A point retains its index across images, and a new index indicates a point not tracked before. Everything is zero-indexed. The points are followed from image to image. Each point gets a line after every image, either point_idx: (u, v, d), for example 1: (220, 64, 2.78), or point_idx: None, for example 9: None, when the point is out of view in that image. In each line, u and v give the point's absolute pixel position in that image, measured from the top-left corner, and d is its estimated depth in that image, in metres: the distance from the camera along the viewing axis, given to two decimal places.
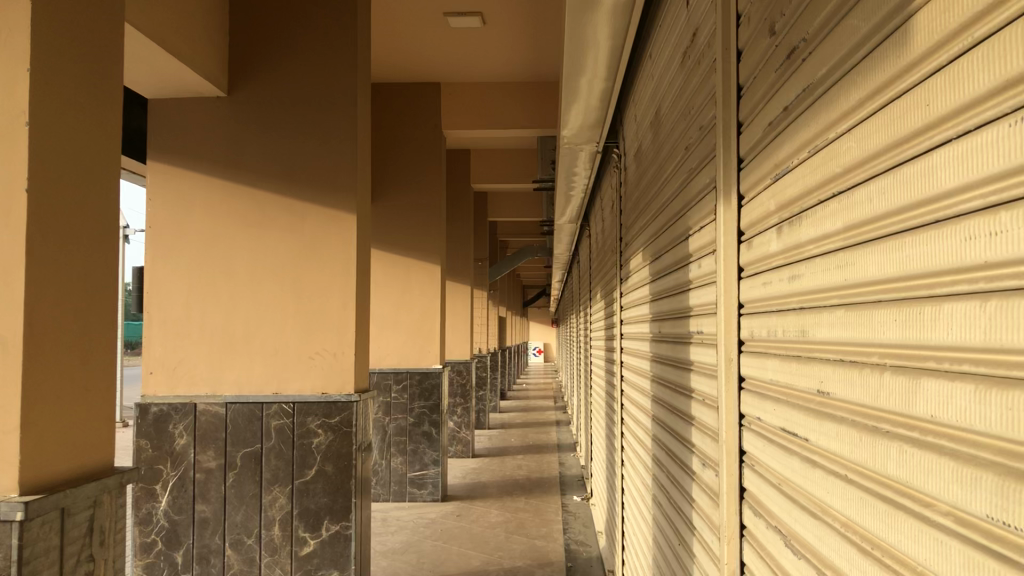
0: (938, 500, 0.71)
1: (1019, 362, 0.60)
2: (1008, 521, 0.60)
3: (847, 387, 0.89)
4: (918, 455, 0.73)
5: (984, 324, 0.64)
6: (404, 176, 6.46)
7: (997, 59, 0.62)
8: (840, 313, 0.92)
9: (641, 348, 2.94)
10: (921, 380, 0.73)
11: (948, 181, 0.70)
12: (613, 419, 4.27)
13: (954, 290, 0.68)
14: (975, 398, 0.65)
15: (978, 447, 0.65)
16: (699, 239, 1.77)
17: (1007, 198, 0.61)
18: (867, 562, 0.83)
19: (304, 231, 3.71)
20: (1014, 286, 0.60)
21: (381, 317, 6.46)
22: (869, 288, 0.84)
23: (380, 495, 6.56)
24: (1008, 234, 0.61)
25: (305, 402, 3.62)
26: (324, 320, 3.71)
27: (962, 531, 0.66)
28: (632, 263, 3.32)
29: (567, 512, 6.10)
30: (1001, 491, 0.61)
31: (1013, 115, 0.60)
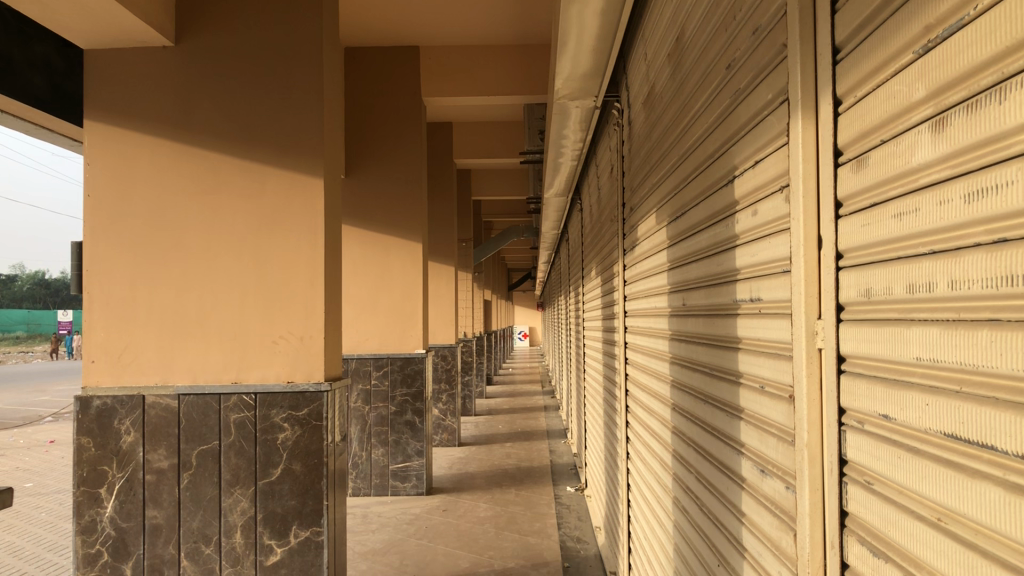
0: (951, 439, 0.74)
1: (1018, 305, 0.64)
2: (1017, 450, 0.64)
3: (958, 351, 0.73)
4: (973, 408, 0.70)
5: (986, 273, 0.68)
6: (382, 147, 6.04)
7: (1014, 18, 0.64)
8: (855, 275, 0.95)
9: (654, 324, 2.52)
10: (931, 329, 0.77)
11: (953, 143, 0.73)
12: (614, 408, 3.87)
13: (958, 244, 0.73)
14: (982, 340, 0.69)
15: (986, 387, 0.69)
16: (754, 179, 1.36)
17: (1011, 154, 0.65)
18: (887, 509, 0.86)
19: (265, 201, 3.27)
20: (1015, 234, 0.64)
21: (359, 299, 6.03)
22: (878, 248, 0.88)
23: (360, 489, 6.13)
24: (1014, 186, 0.64)
25: (268, 392, 3.20)
26: (290, 299, 3.27)
27: (981, 465, 0.70)
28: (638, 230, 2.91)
29: (561, 505, 5.70)
30: (1009, 425, 0.65)
31: (1019, 77, 0.64)
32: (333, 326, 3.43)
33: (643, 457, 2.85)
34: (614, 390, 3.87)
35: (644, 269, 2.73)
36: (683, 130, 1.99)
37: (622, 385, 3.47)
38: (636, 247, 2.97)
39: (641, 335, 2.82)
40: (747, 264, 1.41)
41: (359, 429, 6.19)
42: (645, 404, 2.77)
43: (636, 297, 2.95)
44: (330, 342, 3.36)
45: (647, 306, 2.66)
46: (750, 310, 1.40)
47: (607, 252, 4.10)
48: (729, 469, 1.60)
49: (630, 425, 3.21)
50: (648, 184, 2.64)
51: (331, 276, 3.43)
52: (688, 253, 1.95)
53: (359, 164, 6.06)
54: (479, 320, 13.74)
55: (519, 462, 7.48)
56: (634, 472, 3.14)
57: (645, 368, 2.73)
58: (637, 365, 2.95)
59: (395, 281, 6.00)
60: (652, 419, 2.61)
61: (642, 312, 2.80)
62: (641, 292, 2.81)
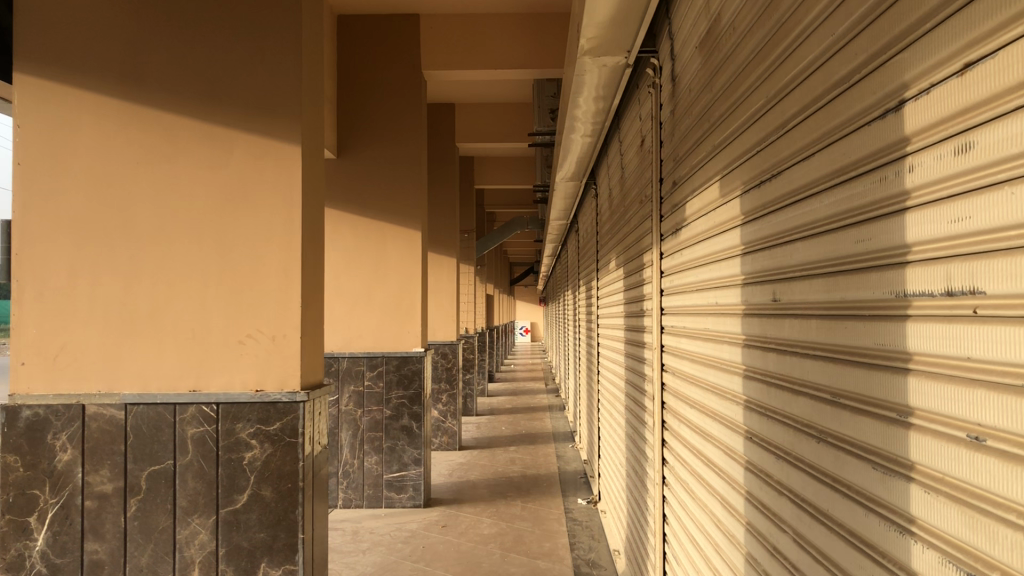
0: None
1: None
2: None
3: None
4: None
5: None
6: (378, 125, 5.53)
7: None
8: (979, 332, 0.82)
9: (711, 325, 1.98)
10: None
11: None
12: (641, 422, 3.34)
13: None
14: None
15: None
16: (965, 95, 0.84)
17: None
18: None
19: (231, 172, 2.74)
20: None
21: (352, 292, 5.52)
22: (1014, 302, 0.76)
23: (351, 501, 5.57)
24: None
25: (233, 402, 2.67)
26: (259, 291, 2.74)
27: None
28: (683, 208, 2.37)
29: (573, 521, 5.16)
30: None
31: None
32: (313, 323, 2.90)
33: (686, 490, 2.33)
34: (641, 402, 3.35)
35: (693, 257, 2.21)
36: (778, 57, 1.46)
37: (653, 397, 2.95)
38: (679, 231, 2.44)
39: (685, 340, 2.30)
40: (944, 234, 0.88)
41: (350, 434, 5.61)
42: (691, 425, 2.25)
43: (679, 293, 2.43)
44: (309, 342, 2.83)
45: (698, 304, 2.14)
46: (950, 309, 0.87)
47: (634, 243, 3.58)
48: (872, 544, 1.07)
49: (667, 446, 2.68)
50: (702, 147, 2.11)
51: (310, 264, 2.91)
52: (783, 229, 1.43)
53: (353, 145, 5.52)
54: (481, 314, 13.19)
55: (524, 469, 6.94)
56: (670, 504, 2.62)
57: (693, 382, 2.20)
58: (679, 375, 2.43)
59: (392, 274, 5.52)
60: (704, 447, 2.09)
61: (688, 311, 2.28)
62: (688, 286, 2.28)
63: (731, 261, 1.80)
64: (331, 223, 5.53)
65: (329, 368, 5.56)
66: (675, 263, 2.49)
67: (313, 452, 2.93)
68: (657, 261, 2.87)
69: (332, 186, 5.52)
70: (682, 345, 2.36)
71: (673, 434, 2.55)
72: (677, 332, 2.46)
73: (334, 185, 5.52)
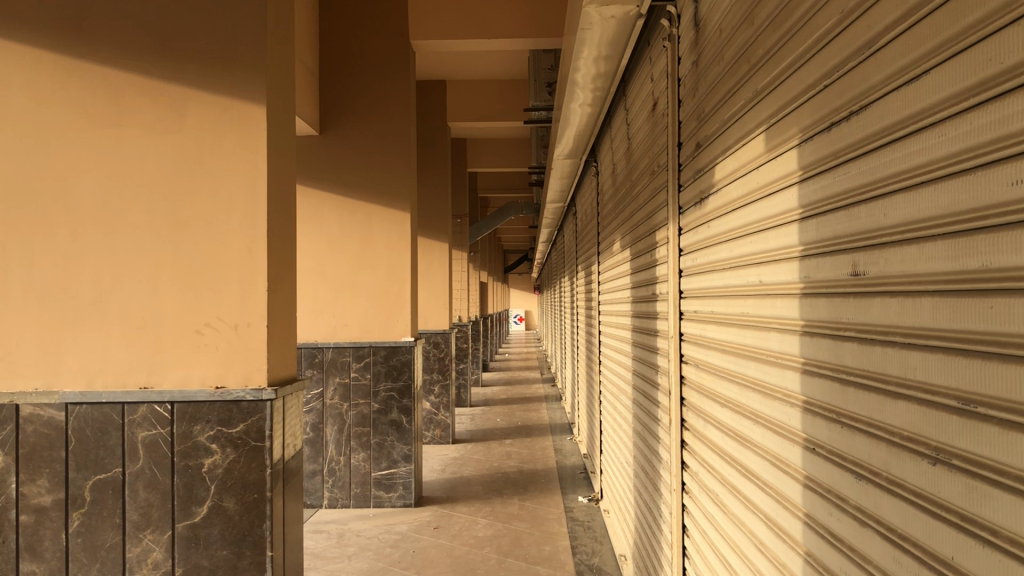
0: None
1: None
2: None
3: None
4: None
5: None
6: (364, 98, 5.19)
7: None
8: None
9: (746, 308, 1.67)
10: None
11: None
12: (653, 418, 3.00)
13: None
14: None
15: None
16: None
17: None
18: None
19: (191, 143, 2.47)
20: None
21: (337, 279, 5.20)
22: None
23: (338, 500, 5.22)
24: None
25: (190, 402, 2.36)
26: (219, 273, 2.46)
27: None
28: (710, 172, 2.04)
29: (574, 521, 4.84)
30: None
31: None
32: (284, 312, 2.61)
33: (715, 501, 2.00)
34: (652, 398, 3.03)
35: (722, 231, 1.89)
36: None
37: (668, 393, 2.63)
38: (703, 202, 2.12)
39: (714, 327, 1.97)
40: None
41: (336, 430, 5.22)
42: (723, 427, 1.92)
43: (704, 273, 2.10)
44: (278, 332, 2.53)
45: (730, 285, 1.82)
46: None
47: (642, 223, 3.25)
48: None
49: (688, 450, 2.36)
50: (734, 99, 1.80)
51: (280, 245, 2.60)
52: (864, 182, 1.13)
53: (336, 121, 5.20)
54: (475, 302, 12.83)
55: (521, 463, 6.60)
56: (693, 516, 2.29)
57: (725, 377, 1.88)
58: (705, 368, 2.10)
59: (379, 259, 5.20)
60: (741, 456, 1.76)
61: (716, 294, 1.95)
62: (716, 264, 1.96)
63: (782, 230, 1.47)
64: (314, 205, 5.20)
65: (314, 359, 5.17)
66: (698, 239, 2.17)
67: (284, 456, 2.59)
68: (673, 237, 2.54)
69: (315, 166, 5.20)
70: (710, 334, 2.03)
71: (696, 437, 2.23)
72: (702, 318, 2.14)
73: (317, 164, 5.20)
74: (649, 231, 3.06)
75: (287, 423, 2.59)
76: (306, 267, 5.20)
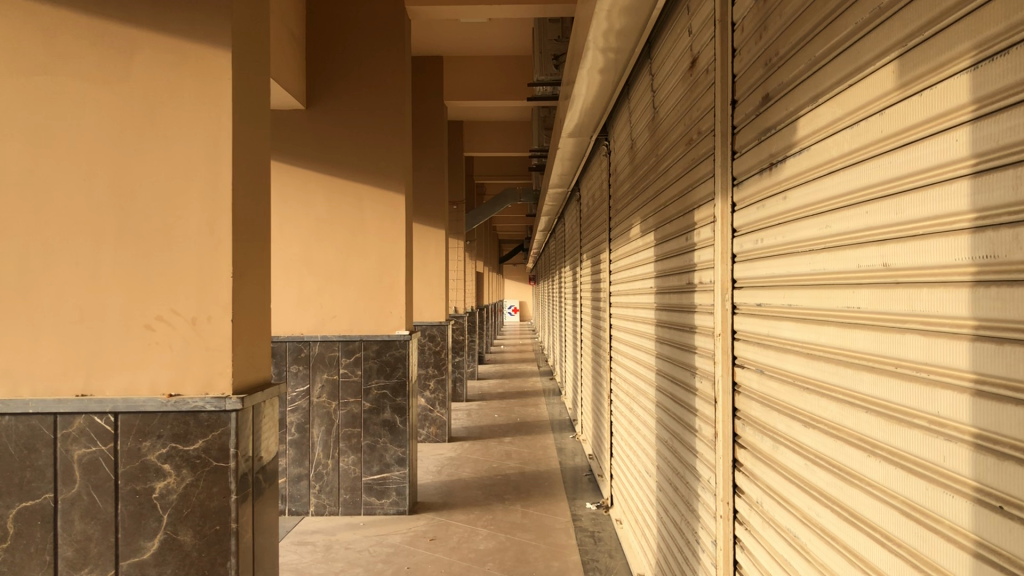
0: None
1: None
2: None
3: None
4: None
5: None
6: (353, 69, 4.80)
7: None
8: None
9: (863, 298, 1.25)
10: None
11: None
12: (689, 428, 2.57)
13: None
14: None
15: None
16: None
17: None
18: None
19: (146, 117, 2.26)
20: None
21: (325, 266, 4.82)
22: None
23: (326, 507, 4.79)
24: None
25: (136, 413, 2.16)
26: (172, 261, 2.25)
27: None
28: (780, 132, 1.66)
29: (585, 533, 4.42)
30: None
31: None
32: (252, 304, 2.40)
33: (791, 545, 1.60)
34: (687, 406, 2.60)
35: (809, 203, 1.49)
36: None
37: (712, 402, 2.22)
38: (772, 169, 1.73)
39: (793, 324, 1.58)
40: None
41: (324, 431, 4.78)
42: (807, 452, 1.52)
43: (773, 255, 1.71)
44: (245, 325, 2.32)
45: (824, 270, 1.41)
46: None
47: (674, 202, 2.83)
48: None
49: (743, 471, 1.96)
50: (827, 31, 1.40)
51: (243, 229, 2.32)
52: None
53: (324, 94, 4.80)
54: (470, 292, 12.38)
55: (521, 465, 6.19)
56: (750, 552, 1.88)
57: (817, 390, 1.47)
58: (776, 377, 1.70)
59: (371, 245, 4.82)
60: (841, 494, 1.36)
61: (797, 283, 1.56)
62: (794, 243, 1.57)
63: (918, 195, 1.09)
64: (299, 186, 4.83)
65: (300, 354, 4.74)
66: (764, 215, 1.77)
67: (254, 473, 2.31)
68: (722, 214, 2.14)
69: (301, 143, 4.81)
70: (785, 334, 1.63)
71: (758, 459, 1.83)
72: (767, 312, 1.74)
73: (304, 141, 4.81)
74: (684, 211, 2.64)
75: (259, 436, 2.33)
76: (291, 253, 4.82)
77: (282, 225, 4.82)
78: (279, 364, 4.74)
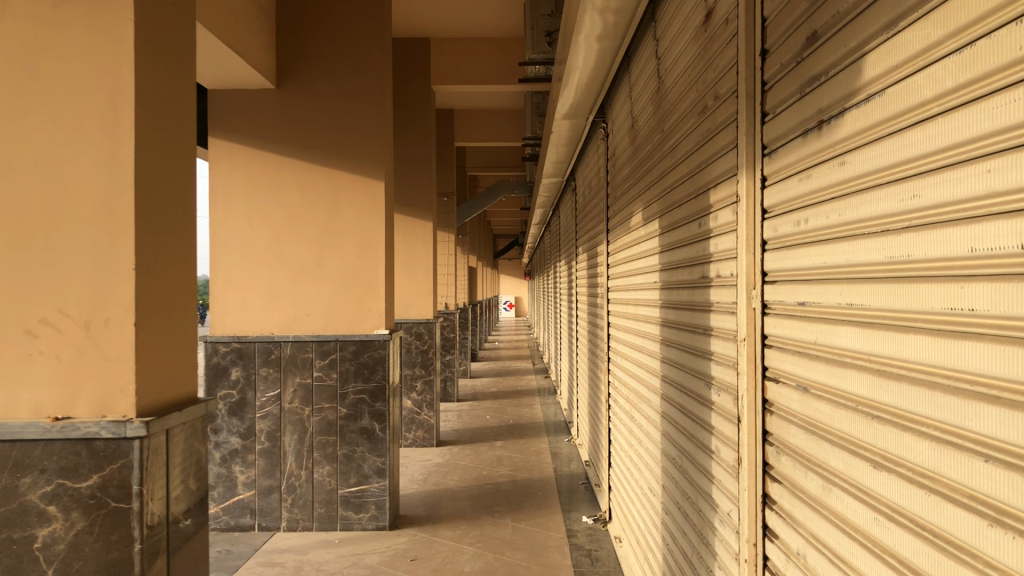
0: None
1: None
2: None
3: None
4: None
5: None
6: (328, 46, 4.41)
7: None
8: None
9: (995, 296, 0.87)
10: None
11: None
12: (704, 448, 2.18)
13: None
14: None
15: None
16: None
17: None
18: None
19: (33, 95, 2.06)
20: None
21: (297, 260, 4.44)
22: None
23: (298, 522, 4.40)
24: None
25: (13, 445, 1.98)
26: (58, 257, 2.07)
27: None
28: (834, 78, 1.28)
29: (580, 551, 4.03)
30: None
31: None
32: (160, 303, 2.21)
33: None
34: (701, 422, 2.21)
35: (891, 166, 1.10)
36: None
37: (735, 421, 1.84)
38: (822, 128, 1.34)
39: (857, 330, 1.20)
40: None
41: (296, 440, 4.39)
42: (877, 503, 1.14)
43: (829, 239, 1.32)
44: (151, 327, 2.14)
45: (915, 257, 1.03)
46: None
47: (683, 183, 2.44)
48: None
49: (777, 510, 1.58)
50: None
51: (149, 213, 2.13)
52: None
53: (296, 73, 4.42)
54: (462, 287, 11.96)
55: (513, 472, 5.80)
56: None
57: (894, 423, 1.09)
58: (830, 400, 1.32)
59: (347, 236, 4.44)
60: (935, 571, 0.99)
61: (865, 274, 1.17)
62: (860, 223, 1.20)
63: None
64: (269, 173, 4.43)
65: (270, 356, 4.37)
66: (810, 188, 1.38)
67: (166, 517, 2.13)
68: (747, 192, 1.76)
69: (270, 124, 4.43)
70: (847, 342, 1.24)
71: (798, 499, 1.45)
72: (816, 313, 1.36)
73: (274, 123, 4.43)
74: (696, 193, 2.26)
75: (173, 470, 2.16)
76: (259, 245, 4.44)
77: (250, 214, 4.43)
78: (247, 366, 4.38)
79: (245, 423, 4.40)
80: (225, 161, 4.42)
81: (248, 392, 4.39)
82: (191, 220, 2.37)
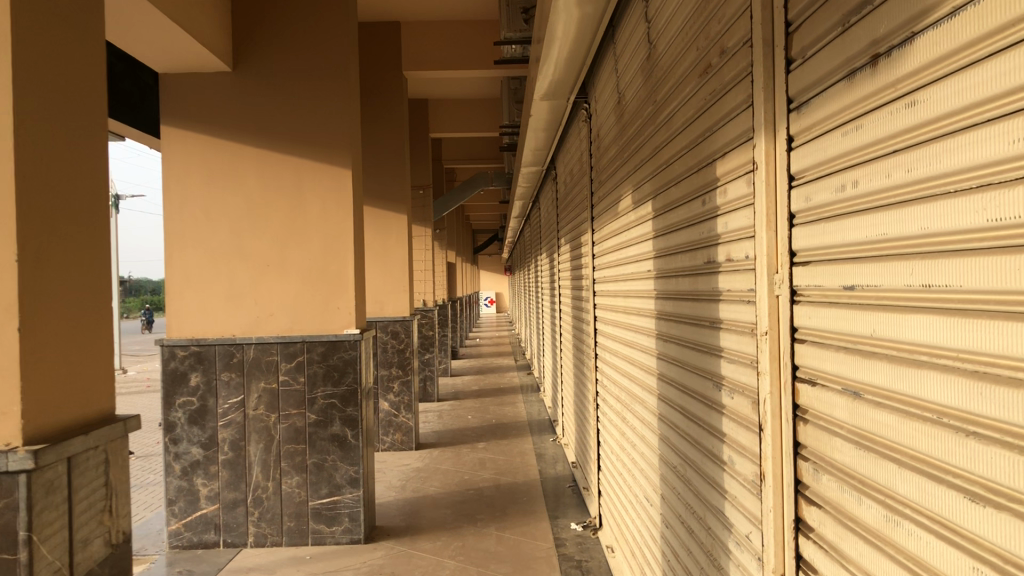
0: None
1: None
2: None
3: None
4: None
5: None
6: (289, 25, 4.11)
7: None
8: None
9: None
10: None
11: None
12: (714, 458, 1.90)
13: None
14: None
15: None
16: None
17: None
18: None
19: None
20: None
21: (259, 256, 4.14)
22: None
23: (266, 538, 4.08)
24: None
25: None
26: None
27: None
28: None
29: (571, 563, 3.74)
30: None
31: None
32: (62, 293, 1.99)
33: None
34: (710, 429, 1.94)
35: (1007, 94, 0.83)
36: None
37: (756, 429, 1.56)
38: (877, 64, 1.07)
39: (944, 318, 0.93)
40: None
41: (262, 449, 4.08)
42: (982, 548, 0.86)
43: (896, 204, 1.04)
44: (48, 324, 1.92)
45: None
46: None
47: (681, 158, 2.16)
48: None
49: (814, 539, 1.30)
50: None
51: (40, 188, 1.90)
52: None
53: (255, 56, 4.13)
54: (441, 283, 11.63)
55: (497, 475, 5.51)
56: None
57: (1014, 443, 0.82)
58: (894, 408, 1.05)
59: (313, 230, 4.15)
60: None
61: (961, 243, 0.90)
62: (948, 178, 0.93)
63: None
64: (227, 163, 4.12)
65: (232, 360, 4.06)
66: (864, 142, 1.11)
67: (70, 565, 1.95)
68: (768, 158, 1.48)
69: (228, 111, 4.13)
70: (932, 335, 0.96)
71: (847, 530, 1.16)
72: (874, 298, 1.09)
73: (231, 109, 4.13)
74: (698, 168, 1.98)
75: (75, 506, 1.96)
76: (218, 241, 4.12)
77: (208, 207, 4.12)
78: (207, 371, 4.07)
79: (206, 432, 4.08)
80: (179, 151, 4.11)
81: (209, 399, 4.07)
82: (95, 197, 2.16)
